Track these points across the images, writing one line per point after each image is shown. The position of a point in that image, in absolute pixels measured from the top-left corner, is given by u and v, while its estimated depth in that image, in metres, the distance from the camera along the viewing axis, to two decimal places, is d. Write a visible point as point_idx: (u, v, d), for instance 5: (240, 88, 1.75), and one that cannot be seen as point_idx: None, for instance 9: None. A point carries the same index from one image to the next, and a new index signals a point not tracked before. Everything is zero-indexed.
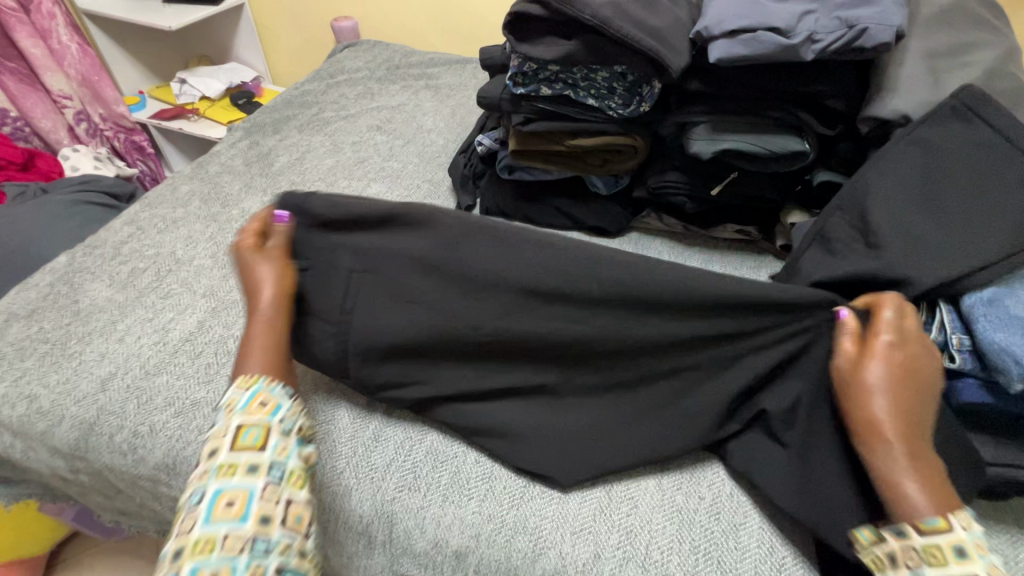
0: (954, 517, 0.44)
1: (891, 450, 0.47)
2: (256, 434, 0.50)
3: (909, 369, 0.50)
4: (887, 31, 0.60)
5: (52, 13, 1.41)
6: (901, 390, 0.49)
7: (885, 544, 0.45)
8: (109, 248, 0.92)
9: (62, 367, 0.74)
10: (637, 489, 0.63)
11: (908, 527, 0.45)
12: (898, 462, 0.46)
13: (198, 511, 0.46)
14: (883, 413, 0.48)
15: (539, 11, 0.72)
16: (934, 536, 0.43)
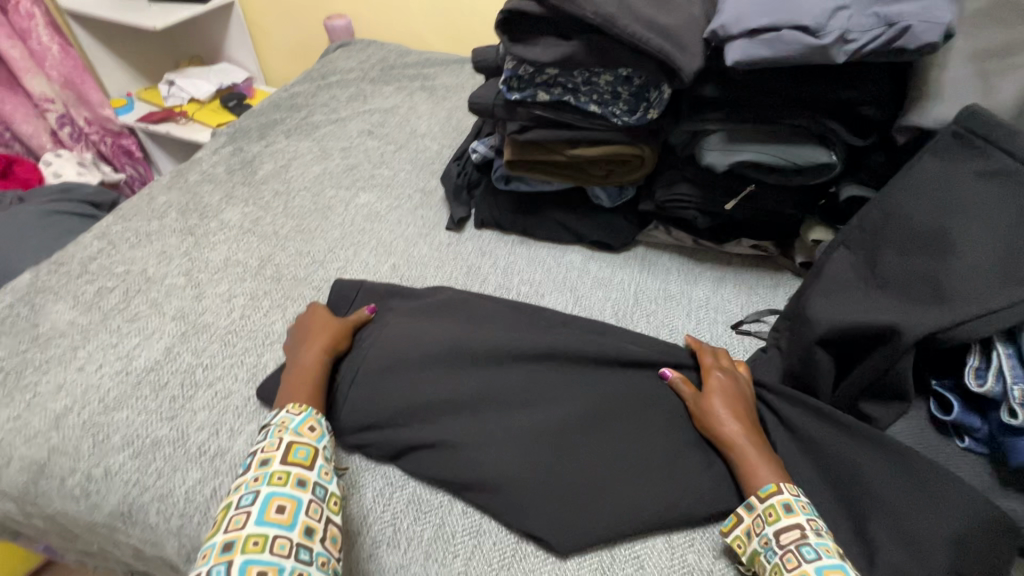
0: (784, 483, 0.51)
1: (742, 456, 0.54)
2: (307, 453, 0.54)
3: (733, 388, 0.60)
4: (934, 29, 0.52)
5: (32, 13, 1.35)
6: (737, 407, 0.58)
7: (740, 523, 0.52)
8: (76, 265, 0.86)
9: (14, 401, 0.68)
10: (643, 547, 0.56)
11: (753, 500, 0.51)
12: (747, 461, 0.54)
13: (252, 510, 0.49)
14: (729, 426, 0.56)
15: (535, 9, 0.65)
16: (770, 498, 0.51)
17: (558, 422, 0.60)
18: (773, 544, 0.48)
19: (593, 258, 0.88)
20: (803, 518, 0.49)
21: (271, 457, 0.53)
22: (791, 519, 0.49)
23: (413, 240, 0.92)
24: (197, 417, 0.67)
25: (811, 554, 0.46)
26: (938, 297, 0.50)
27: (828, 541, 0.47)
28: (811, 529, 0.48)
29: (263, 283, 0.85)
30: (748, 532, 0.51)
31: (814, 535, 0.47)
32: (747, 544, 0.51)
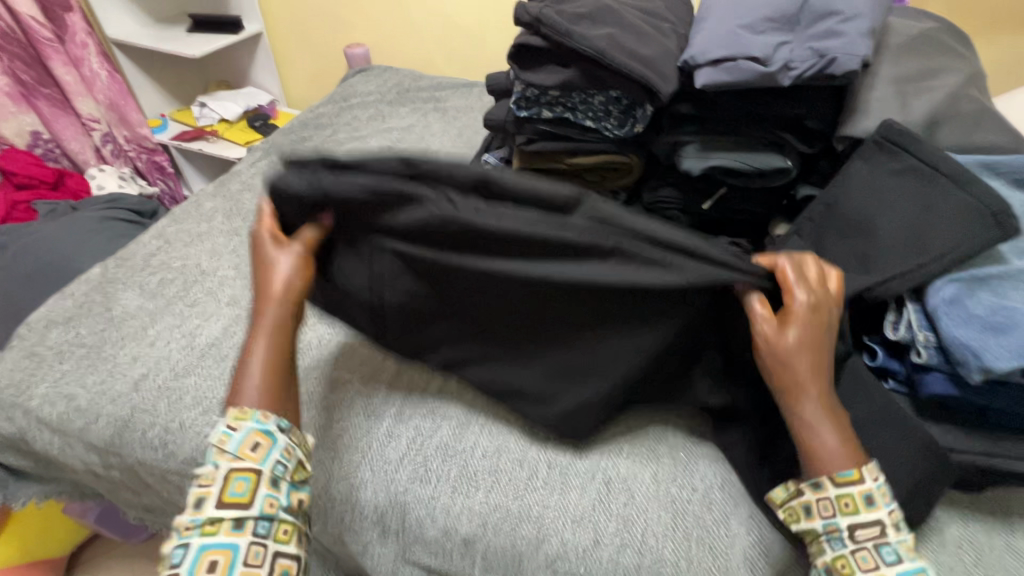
0: (865, 470, 0.51)
1: (812, 416, 0.53)
2: (246, 486, 0.50)
3: (818, 331, 0.54)
4: (854, 60, 0.66)
5: (85, 43, 1.50)
6: (817, 353, 0.54)
7: (801, 496, 0.52)
8: (139, 260, 0.99)
9: (98, 369, 0.80)
10: (634, 480, 0.66)
11: (825, 481, 0.51)
12: (818, 424, 0.52)
13: (181, 570, 0.47)
14: (807, 380, 0.53)
15: (541, 42, 0.79)
16: (847, 486, 0.50)
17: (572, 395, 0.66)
18: (842, 535, 0.50)
19: None
20: (880, 512, 0.50)
21: (205, 498, 0.50)
22: (871, 515, 0.50)
23: None
24: None
25: (888, 555, 0.48)
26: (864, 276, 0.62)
27: (903, 538, 0.50)
28: (889, 526, 0.50)
29: None
30: (809, 511, 0.52)
31: (893, 533, 0.50)
32: (804, 519, 0.52)
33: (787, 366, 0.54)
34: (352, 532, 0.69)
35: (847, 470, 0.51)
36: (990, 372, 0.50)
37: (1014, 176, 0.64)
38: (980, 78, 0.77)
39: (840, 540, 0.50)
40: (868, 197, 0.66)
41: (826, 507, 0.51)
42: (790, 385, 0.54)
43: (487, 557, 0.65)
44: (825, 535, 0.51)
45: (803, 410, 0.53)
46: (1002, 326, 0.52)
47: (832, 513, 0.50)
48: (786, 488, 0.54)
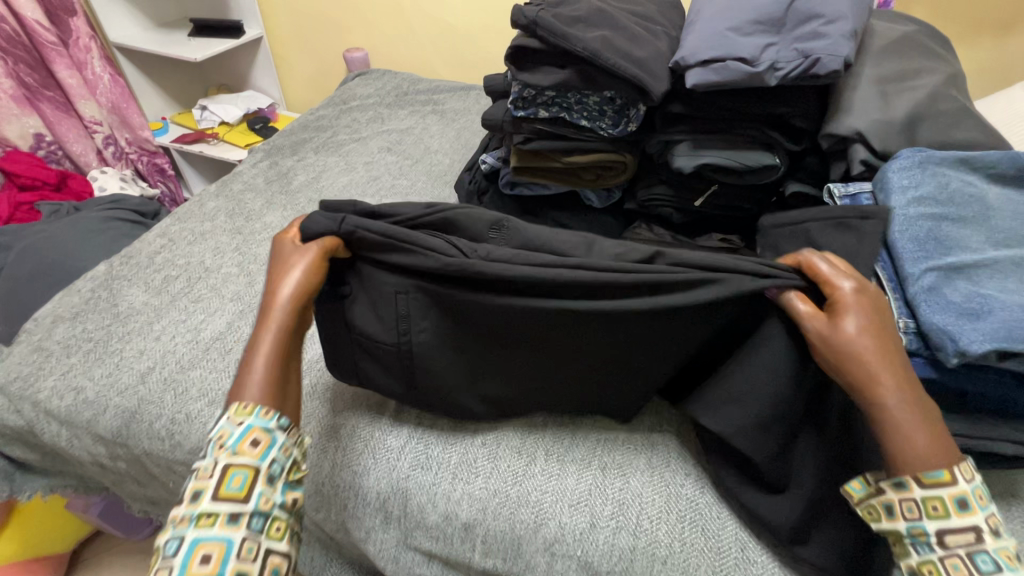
0: (957, 470, 0.49)
1: (892, 411, 0.51)
2: (242, 480, 0.49)
3: (879, 323, 0.55)
4: (837, 60, 0.69)
5: (89, 46, 1.53)
6: (884, 343, 0.54)
7: (881, 495, 0.51)
8: (144, 258, 1.00)
9: (105, 362, 0.82)
10: (629, 467, 0.68)
11: (910, 480, 0.49)
12: (899, 417, 0.51)
13: (174, 562, 0.46)
14: (881, 372, 0.52)
15: (537, 45, 0.82)
16: (937, 489, 0.49)
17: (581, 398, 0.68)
18: (930, 539, 0.48)
19: None
20: (977, 517, 0.47)
21: (202, 491, 0.48)
22: (965, 519, 0.47)
23: None
24: None
25: (985, 565, 0.46)
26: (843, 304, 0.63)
27: (1005, 544, 0.47)
28: (986, 532, 0.47)
29: None
30: (890, 512, 0.50)
31: (991, 540, 0.47)
32: (886, 519, 0.51)
33: (851, 358, 0.53)
34: (355, 519, 0.71)
35: (938, 471, 0.49)
36: (966, 355, 0.53)
37: (989, 170, 0.67)
38: (958, 78, 0.80)
39: (926, 544, 0.48)
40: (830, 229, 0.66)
41: (910, 508, 0.49)
42: (865, 377, 0.53)
43: (487, 541, 0.66)
44: (908, 537, 0.49)
45: (886, 405, 0.52)
46: (977, 312, 0.55)
47: (916, 515, 0.49)
48: (864, 487, 0.53)
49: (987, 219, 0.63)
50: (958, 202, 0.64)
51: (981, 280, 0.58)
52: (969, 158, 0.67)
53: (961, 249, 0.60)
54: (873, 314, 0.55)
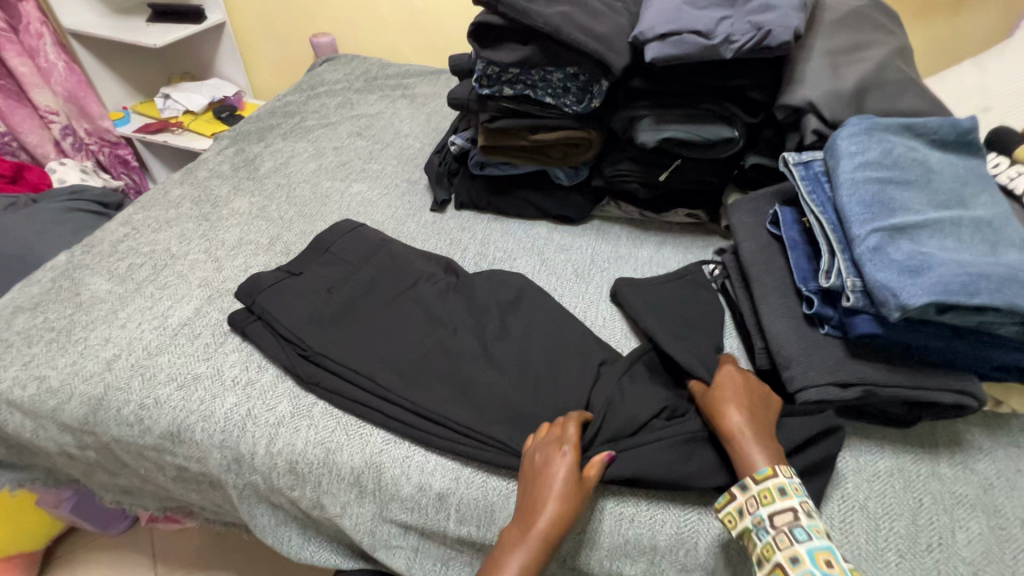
0: (778, 467, 0.57)
1: (736, 441, 0.61)
2: None
3: (745, 393, 0.65)
4: (787, 32, 0.71)
5: (41, 32, 1.46)
6: (749, 405, 0.63)
7: (732, 501, 0.58)
8: (107, 246, 0.98)
9: (68, 351, 0.81)
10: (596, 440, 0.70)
11: (752, 483, 0.57)
12: (742, 443, 0.60)
13: None
14: (734, 421, 0.62)
15: (499, 21, 0.83)
16: (765, 481, 0.57)
17: (538, 386, 0.73)
18: (766, 524, 0.54)
19: (556, 229, 1.04)
20: None
21: None
22: None
23: (402, 219, 1.07)
24: (229, 358, 0.80)
25: None
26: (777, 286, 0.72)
27: (817, 522, 0.54)
28: (802, 513, 0.54)
29: (274, 257, 0.98)
30: (742, 510, 0.57)
31: (805, 517, 0.54)
32: (737, 521, 0.57)
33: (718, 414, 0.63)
34: (330, 495, 0.71)
35: (763, 469, 0.57)
36: (906, 309, 0.56)
37: (932, 136, 0.70)
38: (904, 49, 0.84)
39: (765, 529, 0.54)
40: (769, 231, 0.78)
41: None
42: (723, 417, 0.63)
43: (462, 510, 0.67)
44: (752, 529, 0.55)
45: (730, 436, 0.61)
46: (918, 268, 0.58)
47: (756, 507, 0.56)
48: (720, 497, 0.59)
49: (929, 181, 0.66)
50: (902, 166, 0.67)
51: (923, 240, 0.61)
52: (913, 125, 0.70)
53: (904, 211, 0.63)
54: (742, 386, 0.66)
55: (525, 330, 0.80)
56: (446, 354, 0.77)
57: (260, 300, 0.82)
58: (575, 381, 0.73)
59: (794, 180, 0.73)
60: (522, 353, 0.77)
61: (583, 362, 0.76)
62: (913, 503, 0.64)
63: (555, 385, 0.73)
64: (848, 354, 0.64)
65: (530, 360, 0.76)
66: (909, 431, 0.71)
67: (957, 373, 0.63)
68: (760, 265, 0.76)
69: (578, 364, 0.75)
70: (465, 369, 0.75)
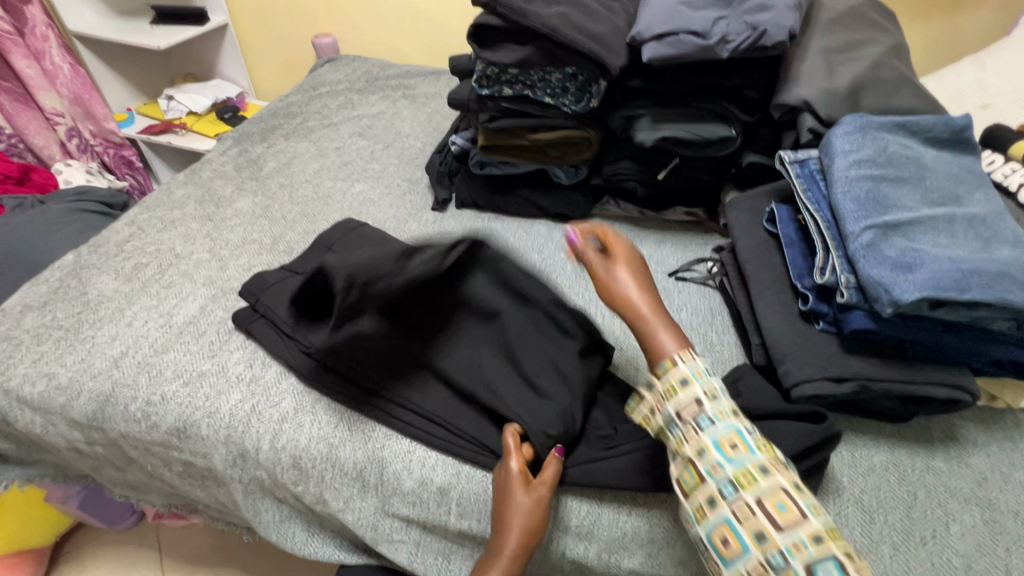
0: (680, 356, 0.59)
1: (645, 332, 0.62)
2: None
3: (636, 273, 0.66)
4: (782, 31, 0.72)
5: (46, 35, 1.48)
6: (641, 287, 0.65)
7: (644, 402, 0.60)
8: (113, 246, 1.00)
9: (76, 349, 0.82)
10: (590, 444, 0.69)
11: (653, 380, 0.60)
12: (648, 330, 0.62)
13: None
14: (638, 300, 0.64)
15: (498, 22, 0.84)
16: (668, 376, 0.58)
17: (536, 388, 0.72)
18: (675, 421, 0.56)
19: (556, 228, 1.05)
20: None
21: None
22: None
23: (404, 219, 1.08)
24: (234, 355, 0.81)
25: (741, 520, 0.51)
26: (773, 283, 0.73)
27: (721, 404, 0.55)
28: (704, 397, 0.55)
29: (277, 256, 1.00)
30: (654, 409, 0.59)
31: (710, 403, 0.55)
32: (653, 420, 0.60)
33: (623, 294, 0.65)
34: (333, 490, 0.72)
35: (664, 361, 0.59)
36: (899, 304, 0.57)
37: (926, 134, 0.71)
38: (900, 48, 0.85)
39: (675, 425, 0.56)
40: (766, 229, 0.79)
41: None
42: (624, 302, 0.64)
43: (462, 505, 0.68)
44: (665, 427, 0.57)
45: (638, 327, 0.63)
46: (910, 265, 0.59)
47: (662, 403, 0.58)
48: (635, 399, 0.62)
49: (923, 179, 0.67)
50: (896, 164, 0.67)
51: (916, 237, 0.62)
52: (907, 124, 0.71)
53: (898, 208, 0.64)
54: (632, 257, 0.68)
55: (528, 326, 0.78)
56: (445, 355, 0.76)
57: (263, 299, 0.83)
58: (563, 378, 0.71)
59: (790, 178, 0.74)
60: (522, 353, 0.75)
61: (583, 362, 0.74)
62: (908, 497, 0.65)
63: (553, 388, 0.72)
64: (843, 349, 0.65)
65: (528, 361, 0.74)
66: (905, 426, 0.72)
67: (951, 368, 0.64)
68: (757, 262, 0.76)
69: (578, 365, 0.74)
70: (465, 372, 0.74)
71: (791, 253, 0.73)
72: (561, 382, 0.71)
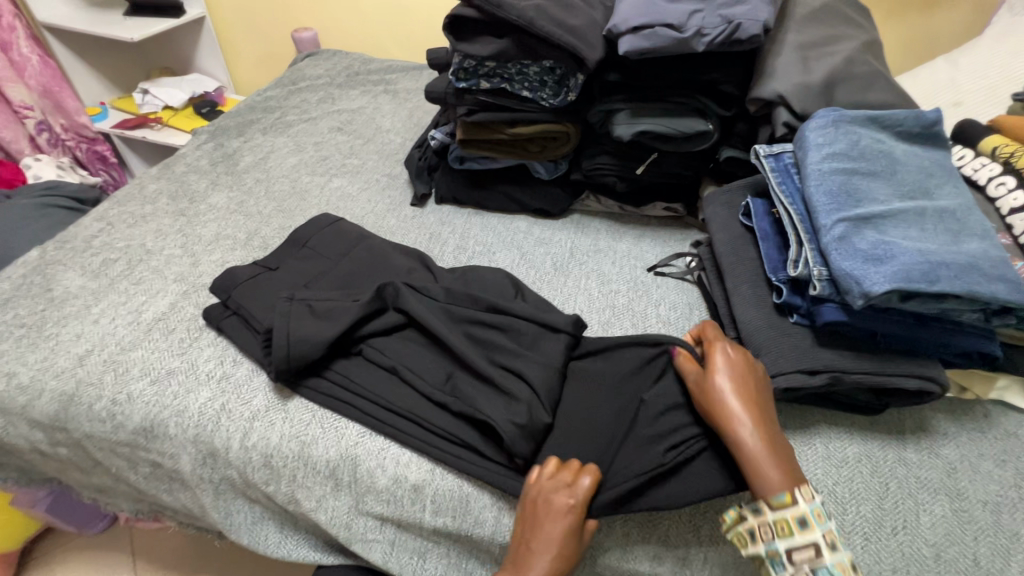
0: (797, 493, 0.54)
1: (747, 450, 0.57)
2: None
3: (743, 384, 0.61)
4: (757, 25, 0.73)
5: (13, 26, 1.44)
6: (750, 401, 0.60)
7: (743, 522, 0.56)
8: (80, 242, 0.97)
9: (39, 347, 0.80)
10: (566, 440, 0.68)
11: (762, 504, 0.55)
12: (754, 454, 0.56)
13: None
14: (737, 406, 0.59)
15: (475, 14, 0.83)
16: (783, 510, 0.54)
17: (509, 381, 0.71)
18: (781, 557, 0.53)
19: (536, 223, 1.05)
20: (816, 533, 0.52)
21: None
22: (805, 535, 0.52)
23: (383, 214, 1.07)
24: (204, 352, 0.79)
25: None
26: (749, 277, 0.73)
27: (841, 556, 0.52)
28: (824, 546, 0.52)
29: (252, 252, 0.97)
30: (753, 531, 0.55)
31: (828, 553, 0.51)
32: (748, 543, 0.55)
33: (726, 409, 0.59)
34: (304, 489, 0.71)
35: (780, 494, 0.54)
36: (869, 297, 0.57)
37: (897, 128, 0.72)
38: (873, 44, 0.85)
39: (780, 563, 0.53)
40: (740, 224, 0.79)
41: (766, 531, 0.54)
42: (723, 413, 0.59)
43: (436, 502, 0.67)
44: (766, 558, 0.54)
45: (736, 442, 0.57)
46: (881, 257, 0.59)
47: (771, 538, 0.54)
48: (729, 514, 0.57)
49: (894, 172, 0.68)
50: (868, 157, 0.68)
51: (887, 230, 0.62)
52: (879, 118, 0.72)
53: (870, 201, 0.64)
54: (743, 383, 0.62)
55: (497, 321, 0.77)
56: (415, 352, 0.76)
57: (235, 294, 0.82)
58: (534, 370, 0.70)
59: (765, 172, 0.74)
60: (492, 348, 0.75)
61: (549, 354, 0.73)
62: (879, 488, 0.65)
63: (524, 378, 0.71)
64: (816, 341, 0.66)
65: (499, 355, 0.74)
66: (879, 418, 0.72)
67: (921, 359, 0.64)
68: (733, 257, 0.77)
69: (542, 358, 0.73)
70: (437, 367, 0.74)
71: (767, 246, 0.73)
72: (529, 378, 0.70)
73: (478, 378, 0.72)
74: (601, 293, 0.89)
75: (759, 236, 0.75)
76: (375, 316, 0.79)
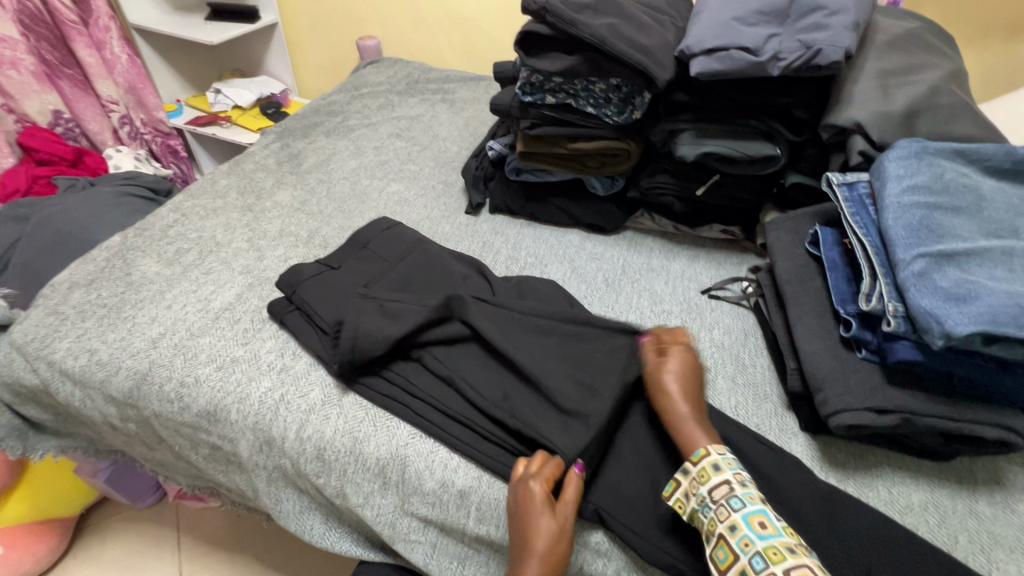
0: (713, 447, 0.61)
1: (683, 423, 0.64)
2: (725, 551, 0.54)
3: (690, 379, 0.68)
4: (838, 51, 0.71)
5: (108, 27, 1.55)
6: (688, 390, 0.67)
7: (678, 486, 0.60)
8: (157, 230, 1.03)
9: (117, 327, 0.85)
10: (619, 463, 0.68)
11: (687, 464, 0.60)
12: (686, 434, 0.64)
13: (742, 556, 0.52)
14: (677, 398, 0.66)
15: (546, 31, 0.84)
16: (700, 461, 0.60)
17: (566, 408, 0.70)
18: (708, 501, 0.57)
19: (588, 238, 1.05)
20: (728, 472, 0.58)
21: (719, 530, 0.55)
22: (719, 476, 0.58)
23: (438, 220, 1.09)
24: (266, 344, 0.83)
25: (737, 503, 0.55)
26: (813, 309, 0.71)
27: (751, 489, 0.57)
28: (735, 483, 0.57)
29: (312, 250, 1.01)
30: (687, 494, 0.59)
31: (739, 487, 0.57)
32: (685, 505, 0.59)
33: (667, 400, 0.67)
34: (352, 484, 0.73)
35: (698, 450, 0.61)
36: (950, 337, 0.54)
37: (984, 163, 0.69)
38: (958, 73, 0.82)
39: (707, 505, 0.57)
40: (803, 255, 0.77)
41: (692, 485, 0.59)
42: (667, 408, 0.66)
43: (481, 511, 0.67)
44: (697, 507, 0.57)
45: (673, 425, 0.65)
46: (965, 296, 0.56)
47: (697, 487, 0.58)
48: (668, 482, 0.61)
49: (979, 210, 0.65)
50: (952, 192, 0.65)
51: (970, 268, 0.60)
52: (965, 151, 0.69)
53: (953, 238, 0.62)
54: (691, 371, 0.70)
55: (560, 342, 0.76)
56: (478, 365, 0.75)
57: (300, 290, 0.85)
58: (595, 399, 0.69)
59: (837, 201, 0.72)
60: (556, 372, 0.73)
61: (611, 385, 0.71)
62: (947, 540, 0.61)
63: (588, 402, 0.69)
64: (885, 379, 0.63)
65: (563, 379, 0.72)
66: (946, 466, 0.68)
67: (1004, 409, 0.61)
68: (796, 287, 0.75)
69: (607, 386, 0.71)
70: (499, 384, 0.73)
71: (836, 278, 0.71)
72: (589, 400, 0.69)
73: (538, 398, 0.71)
74: (653, 312, 0.89)
75: (827, 267, 0.73)
76: (441, 325, 0.78)
